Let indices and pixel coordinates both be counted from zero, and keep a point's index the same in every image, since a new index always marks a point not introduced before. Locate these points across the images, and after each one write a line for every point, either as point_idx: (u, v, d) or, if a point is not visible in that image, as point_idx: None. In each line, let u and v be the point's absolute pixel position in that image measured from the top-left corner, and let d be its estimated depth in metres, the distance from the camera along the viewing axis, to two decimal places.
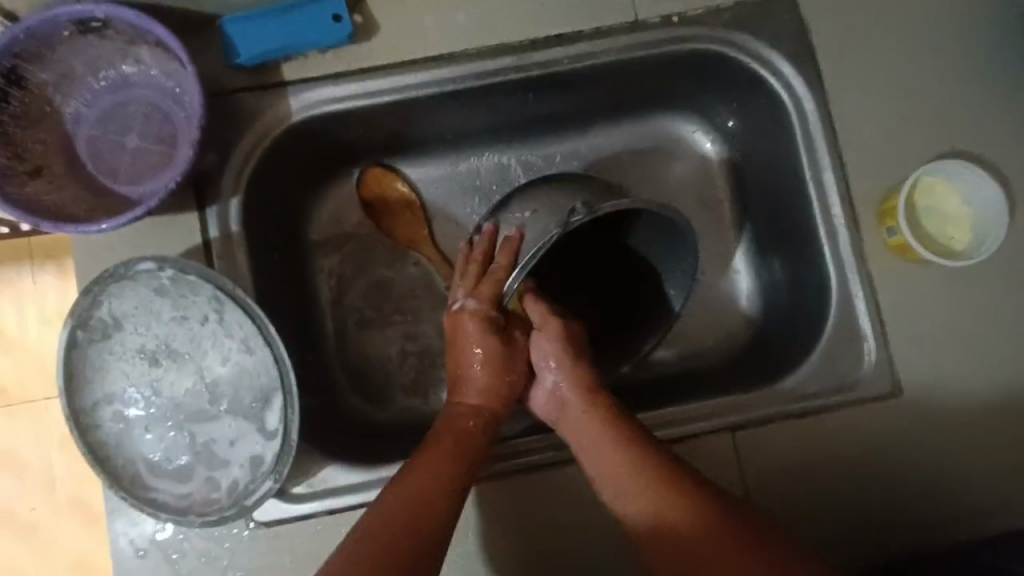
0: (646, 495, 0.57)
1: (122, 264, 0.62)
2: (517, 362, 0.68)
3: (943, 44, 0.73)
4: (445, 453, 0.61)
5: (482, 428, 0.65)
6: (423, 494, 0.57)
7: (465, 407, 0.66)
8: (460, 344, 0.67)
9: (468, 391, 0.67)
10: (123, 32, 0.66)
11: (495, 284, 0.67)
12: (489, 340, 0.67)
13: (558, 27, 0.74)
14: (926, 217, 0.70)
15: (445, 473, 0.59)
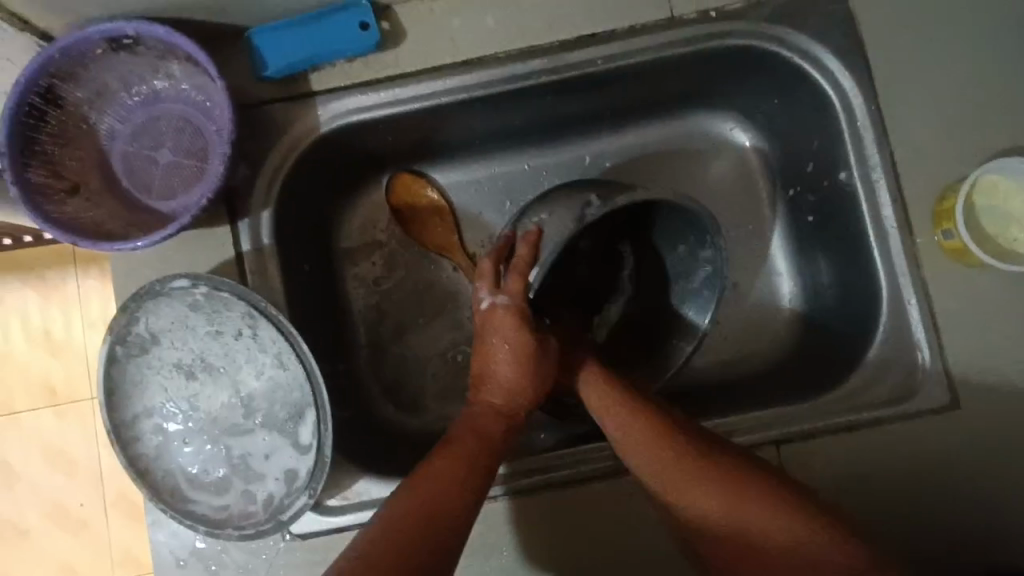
0: (683, 476, 0.58)
1: (157, 281, 0.62)
2: (544, 366, 0.64)
3: (1005, 31, 0.68)
4: (465, 457, 0.58)
5: (500, 434, 0.62)
6: (445, 487, 0.55)
7: (486, 408, 0.63)
8: (488, 337, 0.64)
9: (492, 391, 0.64)
10: (154, 48, 0.66)
11: (522, 277, 0.64)
12: (520, 338, 0.63)
13: (589, 27, 0.71)
14: (986, 218, 0.66)
15: (458, 477, 0.56)
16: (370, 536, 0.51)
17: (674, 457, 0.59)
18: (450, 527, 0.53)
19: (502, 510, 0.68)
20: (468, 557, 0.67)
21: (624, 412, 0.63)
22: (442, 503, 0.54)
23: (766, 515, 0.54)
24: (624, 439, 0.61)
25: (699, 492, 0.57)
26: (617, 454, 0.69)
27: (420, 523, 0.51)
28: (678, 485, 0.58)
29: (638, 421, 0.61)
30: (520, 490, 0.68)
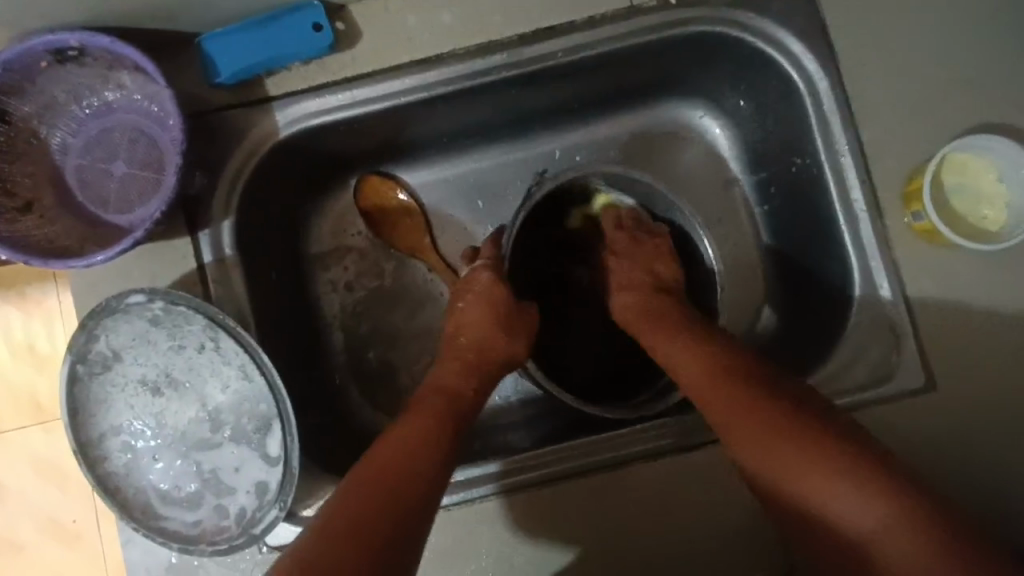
0: (752, 421, 0.56)
1: (114, 298, 0.62)
2: (516, 324, 0.69)
3: (969, 7, 0.67)
4: (431, 415, 0.60)
5: (468, 395, 0.64)
6: (402, 460, 0.55)
7: (457, 363, 0.66)
8: (463, 298, 0.69)
9: (467, 346, 0.67)
10: (101, 58, 0.64)
11: (494, 247, 0.73)
12: (495, 294, 0.68)
13: (548, 19, 0.70)
14: (955, 197, 0.65)
15: (424, 432, 0.58)
16: (319, 526, 0.50)
17: (746, 396, 0.57)
18: (406, 507, 0.52)
19: (479, 513, 0.67)
20: (447, 561, 0.66)
21: (682, 359, 0.62)
22: (399, 487, 0.53)
23: (845, 488, 0.51)
24: (668, 361, 0.63)
25: (768, 444, 0.55)
26: (595, 452, 0.68)
27: (370, 507, 0.51)
28: (744, 435, 0.56)
29: (693, 359, 0.61)
30: (498, 491, 0.67)
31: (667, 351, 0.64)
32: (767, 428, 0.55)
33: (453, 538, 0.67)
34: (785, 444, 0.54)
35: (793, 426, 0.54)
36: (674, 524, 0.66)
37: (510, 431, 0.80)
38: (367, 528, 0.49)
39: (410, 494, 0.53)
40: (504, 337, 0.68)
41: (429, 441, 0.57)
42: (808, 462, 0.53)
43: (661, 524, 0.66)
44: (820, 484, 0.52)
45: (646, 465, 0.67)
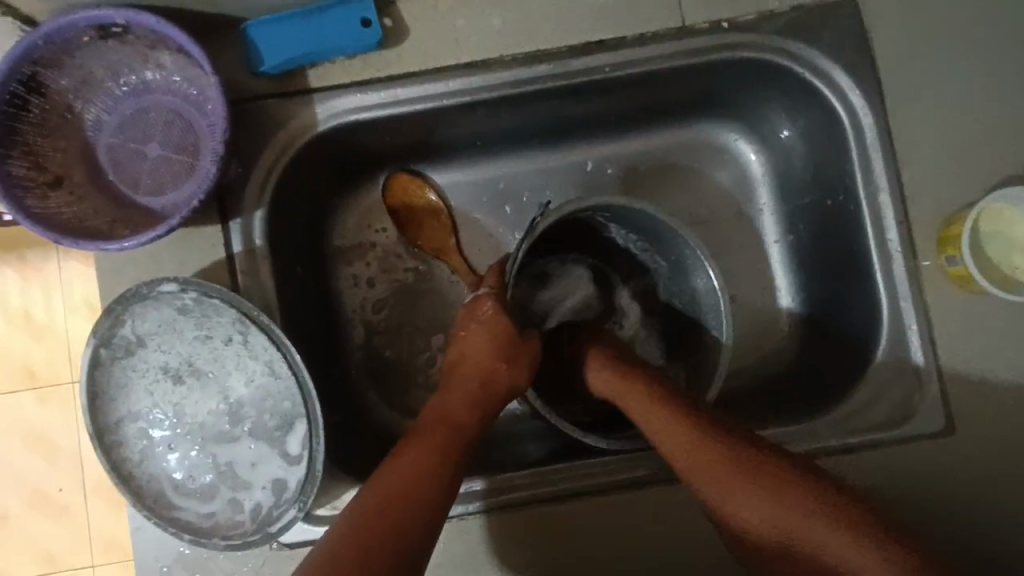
0: (747, 481, 0.56)
1: (144, 284, 0.61)
2: (519, 356, 0.66)
3: (1017, 55, 0.68)
4: (435, 445, 0.59)
5: (471, 424, 0.62)
6: (404, 494, 0.54)
7: (461, 393, 0.64)
8: (465, 327, 0.67)
9: (467, 376, 0.65)
10: (145, 37, 0.63)
11: (498, 272, 0.69)
12: (496, 324, 0.66)
13: (598, 32, 0.69)
14: (989, 245, 0.66)
15: (428, 463, 0.57)
16: (321, 556, 0.51)
17: (726, 458, 0.57)
18: (410, 537, 0.52)
19: (494, 524, 0.67)
20: (458, 568, 0.66)
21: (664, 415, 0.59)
22: (407, 515, 0.53)
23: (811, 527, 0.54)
24: (665, 446, 0.59)
25: (766, 503, 0.55)
26: (613, 471, 0.68)
27: (373, 534, 0.51)
28: (740, 501, 0.56)
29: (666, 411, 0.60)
30: (515, 503, 0.67)
31: (647, 418, 0.60)
32: (752, 479, 0.56)
33: (467, 546, 0.67)
34: (787, 500, 0.55)
35: (771, 476, 0.56)
36: (688, 547, 0.66)
37: (524, 441, 0.80)
38: (371, 558, 0.50)
39: (411, 530, 0.53)
40: (509, 371, 0.65)
41: (433, 475, 0.56)
42: (775, 495, 0.55)
43: (675, 547, 0.66)
44: (792, 521, 0.55)
45: (664, 488, 0.67)
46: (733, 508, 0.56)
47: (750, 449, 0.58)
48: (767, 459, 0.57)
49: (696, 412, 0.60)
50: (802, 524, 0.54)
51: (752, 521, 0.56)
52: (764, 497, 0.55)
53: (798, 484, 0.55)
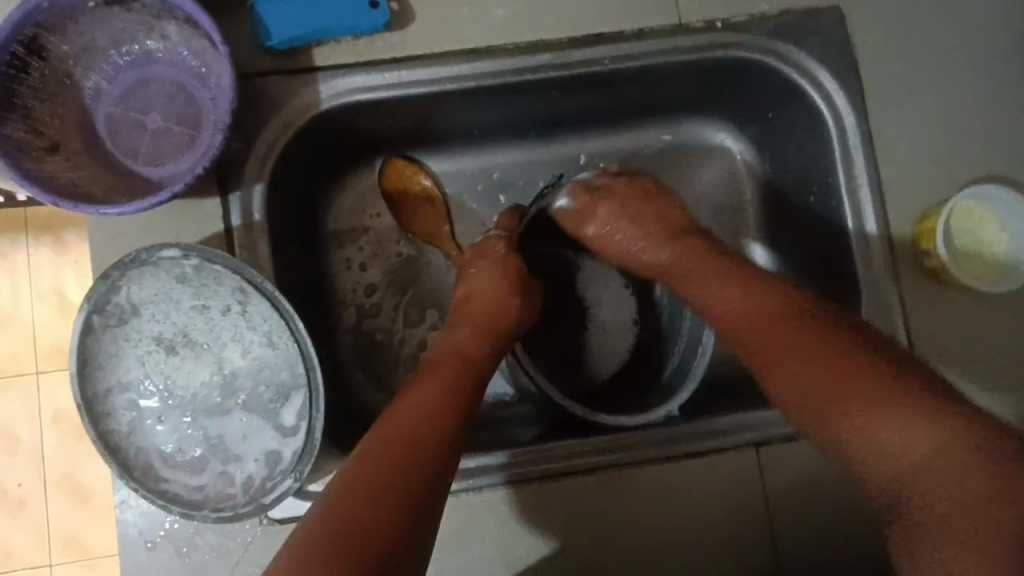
0: (786, 345, 0.55)
1: (145, 249, 0.60)
2: (527, 295, 0.72)
3: (984, 65, 0.73)
4: (446, 377, 0.60)
5: (483, 355, 0.65)
6: (419, 424, 0.54)
7: (470, 327, 0.67)
8: (476, 266, 0.73)
9: (476, 310, 0.69)
10: (151, 6, 0.64)
11: (512, 219, 0.78)
12: (507, 261, 0.72)
13: (599, 25, 0.72)
14: (961, 241, 0.70)
15: (442, 395, 0.58)
16: (330, 502, 0.49)
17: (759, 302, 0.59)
18: (425, 466, 0.52)
19: (486, 502, 0.68)
20: (449, 546, 0.67)
21: (739, 293, 0.61)
22: (419, 442, 0.53)
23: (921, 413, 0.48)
24: (711, 304, 0.63)
25: (792, 354, 0.54)
26: (601, 452, 0.69)
27: (401, 459, 0.51)
28: (769, 350, 0.56)
29: (775, 317, 0.57)
30: (506, 481, 0.68)
31: (745, 316, 0.59)
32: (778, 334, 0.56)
33: (459, 523, 0.67)
34: (799, 346, 0.54)
35: (885, 386, 0.49)
36: (675, 526, 0.68)
37: (514, 425, 0.81)
38: (392, 487, 0.50)
39: (426, 461, 0.52)
40: (518, 308, 0.70)
41: (442, 408, 0.57)
42: (807, 365, 0.53)
43: (663, 526, 0.68)
44: (857, 404, 0.50)
45: (652, 469, 0.69)
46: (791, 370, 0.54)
47: (781, 300, 0.58)
48: (795, 322, 0.56)
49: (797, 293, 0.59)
50: (834, 380, 0.51)
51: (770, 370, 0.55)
52: (807, 347, 0.54)
53: (893, 384, 0.50)
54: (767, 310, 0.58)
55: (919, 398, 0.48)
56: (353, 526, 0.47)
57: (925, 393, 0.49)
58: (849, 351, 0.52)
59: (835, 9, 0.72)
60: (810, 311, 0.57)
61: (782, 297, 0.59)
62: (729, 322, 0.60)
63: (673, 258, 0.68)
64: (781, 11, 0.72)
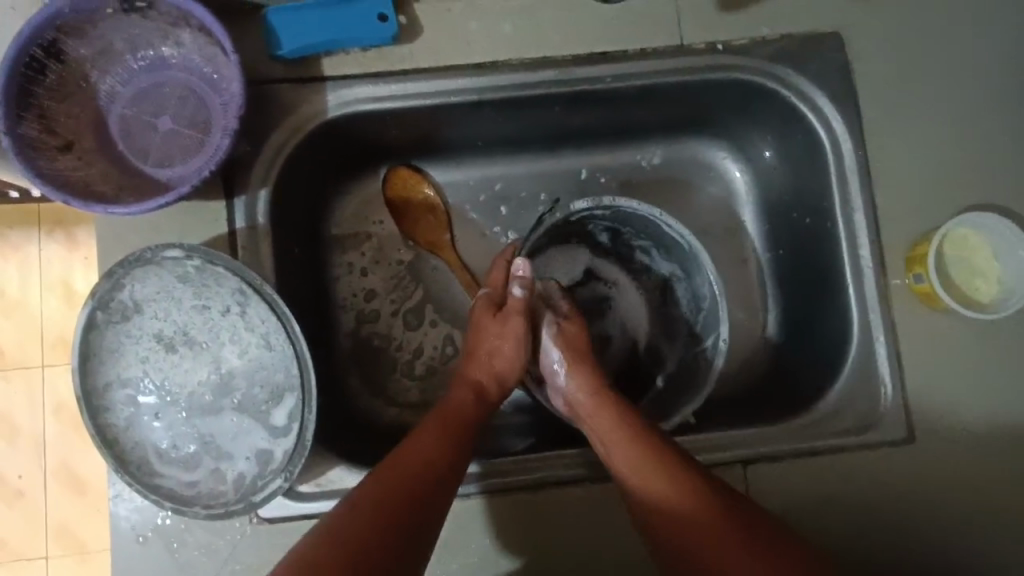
0: (664, 491, 0.58)
1: (149, 249, 0.62)
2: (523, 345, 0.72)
3: (982, 95, 0.73)
4: (449, 421, 0.64)
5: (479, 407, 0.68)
6: (423, 459, 0.59)
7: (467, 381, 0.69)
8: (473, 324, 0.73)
9: (478, 367, 0.70)
10: (168, 14, 0.65)
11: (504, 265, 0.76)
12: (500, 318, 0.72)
13: (603, 44, 0.73)
14: (953, 268, 0.70)
15: (445, 437, 0.62)
16: (328, 524, 0.53)
17: (661, 468, 0.59)
18: (423, 498, 0.56)
19: (474, 510, 0.68)
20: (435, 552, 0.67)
21: (592, 395, 0.68)
22: (419, 473, 0.57)
23: (718, 542, 0.54)
24: (599, 433, 0.65)
25: (659, 490, 0.58)
26: (593, 464, 0.70)
27: (400, 485, 0.56)
28: (643, 483, 0.59)
29: (618, 420, 0.64)
30: (496, 489, 0.68)
31: (583, 396, 0.68)
32: (697, 508, 0.56)
33: (447, 529, 0.68)
34: (664, 483, 0.58)
35: (678, 484, 0.58)
36: None
37: (506, 434, 0.81)
38: (386, 507, 0.54)
39: (424, 496, 0.56)
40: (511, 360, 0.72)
41: (447, 449, 0.61)
42: (693, 520, 0.56)
43: None
44: (682, 523, 0.56)
45: None
46: (629, 480, 0.60)
47: (693, 472, 0.59)
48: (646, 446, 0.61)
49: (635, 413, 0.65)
50: (702, 542, 0.55)
51: (645, 498, 0.59)
52: (682, 511, 0.56)
53: (709, 509, 0.56)
54: (592, 393, 0.68)
55: (705, 499, 0.57)
56: (339, 533, 0.51)
57: (729, 524, 0.55)
58: (717, 505, 0.56)
59: (835, 35, 0.73)
60: (653, 440, 0.62)
61: (642, 428, 0.63)
62: (591, 416, 0.66)
63: (574, 375, 0.70)
64: (783, 36, 0.73)
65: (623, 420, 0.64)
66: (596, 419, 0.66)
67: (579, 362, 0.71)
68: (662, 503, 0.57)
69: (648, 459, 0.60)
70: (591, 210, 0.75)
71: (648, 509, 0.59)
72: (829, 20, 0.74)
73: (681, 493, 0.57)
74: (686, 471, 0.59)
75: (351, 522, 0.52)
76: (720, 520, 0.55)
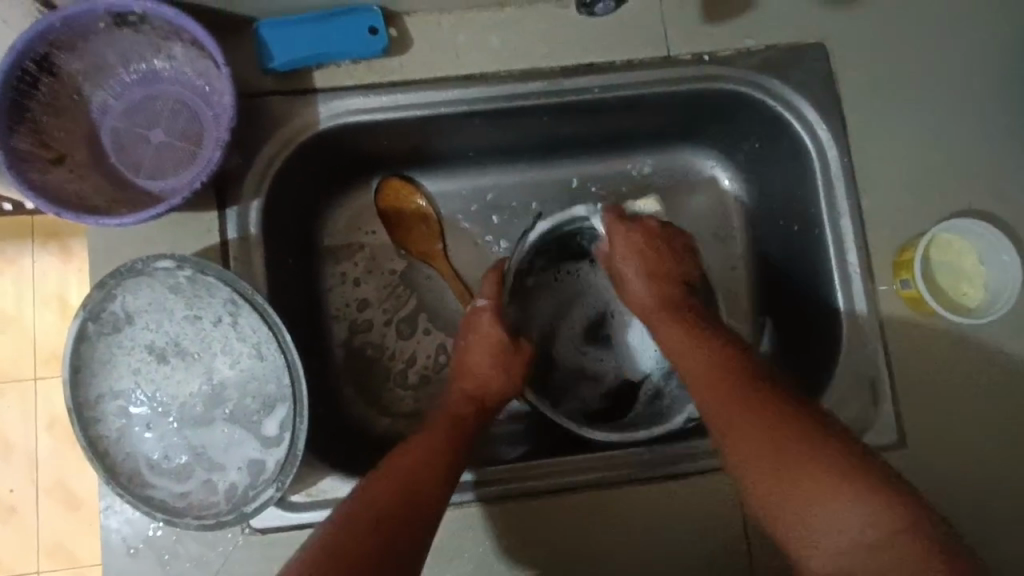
0: (768, 424, 0.60)
1: (141, 260, 0.61)
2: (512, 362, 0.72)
3: (964, 103, 0.75)
4: (442, 429, 0.66)
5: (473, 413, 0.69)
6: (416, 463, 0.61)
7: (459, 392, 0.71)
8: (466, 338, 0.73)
9: (470, 378, 0.71)
10: (159, 29, 0.66)
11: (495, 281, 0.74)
12: (492, 335, 0.72)
13: (591, 55, 0.74)
14: (939, 272, 0.71)
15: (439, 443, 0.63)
16: (328, 530, 0.56)
17: (752, 404, 0.61)
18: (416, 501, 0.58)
19: (467, 519, 0.68)
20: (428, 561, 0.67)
21: (682, 334, 0.69)
22: (413, 476, 0.60)
23: (846, 492, 0.56)
24: (688, 372, 0.67)
25: (751, 428, 0.60)
26: (592, 470, 0.70)
27: (394, 491, 0.58)
28: (735, 423, 0.61)
29: (711, 356, 0.66)
30: (495, 496, 0.68)
31: (673, 336, 0.70)
32: (799, 441, 0.59)
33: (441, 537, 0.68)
34: (763, 414, 0.60)
35: (779, 419, 0.60)
36: (655, 549, 0.68)
37: (499, 442, 0.81)
38: (380, 514, 0.56)
39: (417, 499, 0.58)
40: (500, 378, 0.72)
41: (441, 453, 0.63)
42: (819, 465, 0.57)
43: (642, 548, 0.68)
44: (795, 473, 0.58)
45: (639, 490, 0.69)
46: (720, 417, 0.62)
47: (785, 400, 0.61)
48: (739, 381, 0.63)
49: (732, 347, 0.67)
50: (822, 501, 0.57)
51: (741, 444, 0.61)
52: (791, 449, 0.59)
53: (814, 447, 0.58)
54: (682, 330, 0.69)
55: (806, 428, 0.59)
56: (337, 541, 0.54)
57: (824, 452, 0.58)
58: (815, 432, 0.59)
59: (819, 46, 0.75)
60: (747, 375, 0.64)
61: (743, 365, 0.65)
62: (677, 357, 0.68)
63: (654, 311, 0.73)
64: (768, 46, 0.75)
65: (720, 356, 0.66)
66: (682, 358, 0.68)
67: (652, 297, 0.73)
68: (754, 441, 0.60)
69: (746, 402, 0.62)
70: (592, 216, 0.77)
71: (739, 451, 0.61)
72: (813, 31, 0.75)
73: (771, 428, 0.60)
74: (779, 400, 0.61)
75: (345, 529, 0.55)
76: (813, 446, 0.58)
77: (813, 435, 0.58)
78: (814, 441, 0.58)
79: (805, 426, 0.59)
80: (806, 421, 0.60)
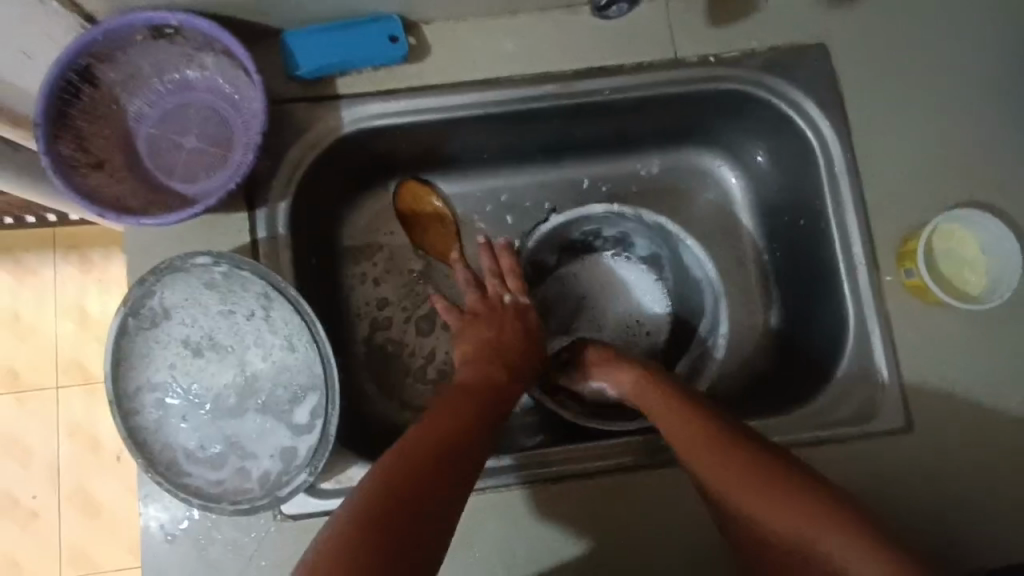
0: (755, 489, 0.60)
1: (180, 256, 0.65)
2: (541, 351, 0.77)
3: (962, 99, 0.77)
4: (472, 404, 0.66)
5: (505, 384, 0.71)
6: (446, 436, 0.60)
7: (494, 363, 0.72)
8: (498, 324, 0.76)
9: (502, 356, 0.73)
10: (193, 40, 0.70)
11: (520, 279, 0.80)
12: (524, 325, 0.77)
13: (600, 59, 0.78)
14: (943, 261, 0.73)
15: (467, 417, 0.64)
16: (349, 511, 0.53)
17: (740, 468, 0.60)
18: (442, 473, 0.57)
19: (490, 505, 0.70)
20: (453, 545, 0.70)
21: (661, 403, 0.67)
22: (443, 446, 0.59)
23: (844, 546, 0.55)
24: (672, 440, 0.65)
25: (742, 489, 0.60)
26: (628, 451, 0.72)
27: (422, 462, 0.57)
28: (727, 485, 0.61)
29: (688, 419, 0.65)
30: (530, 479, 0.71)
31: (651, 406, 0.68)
32: (785, 502, 0.58)
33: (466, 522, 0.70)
34: (751, 479, 0.60)
35: (765, 485, 0.59)
36: (673, 532, 0.70)
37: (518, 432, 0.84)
38: (408, 484, 0.54)
39: (443, 469, 0.57)
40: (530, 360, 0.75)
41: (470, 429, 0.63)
42: (815, 526, 0.57)
43: (661, 531, 0.70)
44: (786, 531, 0.58)
45: (665, 473, 0.71)
46: (711, 485, 0.62)
47: (772, 464, 0.60)
48: (724, 446, 0.62)
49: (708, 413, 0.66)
50: (829, 550, 0.56)
51: (735, 502, 0.61)
52: (782, 511, 0.58)
53: (803, 501, 0.58)
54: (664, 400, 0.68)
55: (792, 492, 0.58)
56: (365, 521, 0.51)
57: (813, 512, 0.57)
58: (801, 494, 0.58)
59: (820, 46, 0.78)
60: (728, 438, 0.63)
61: (723, 431, 0.64)
62: (660, 422, 0.67)
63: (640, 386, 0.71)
64: (770, 47, 0.78)
65: (699, 425, 0.64)
66: (665, 425, 0.66)
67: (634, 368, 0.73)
68: (748, 500, 0.60)
69: (737, 464, 0.61)
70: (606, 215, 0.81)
71: (736, 510, 0.61)
72: (813, 32, 0.78)
73: (763, 489, 0.59)
74: (763, 465, 0.60)
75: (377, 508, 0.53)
76: (803, 508, 0.57)
77: (799, 496, 0.58)
78: (804, 503, 0.58)
79: (794, 490, 0.59)
80: (790, 484, 0.59)
